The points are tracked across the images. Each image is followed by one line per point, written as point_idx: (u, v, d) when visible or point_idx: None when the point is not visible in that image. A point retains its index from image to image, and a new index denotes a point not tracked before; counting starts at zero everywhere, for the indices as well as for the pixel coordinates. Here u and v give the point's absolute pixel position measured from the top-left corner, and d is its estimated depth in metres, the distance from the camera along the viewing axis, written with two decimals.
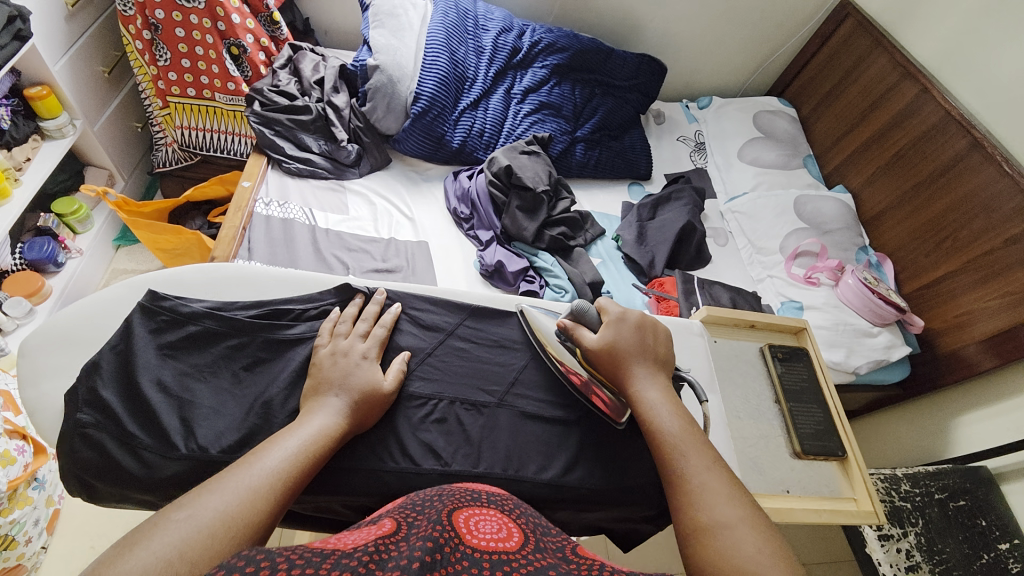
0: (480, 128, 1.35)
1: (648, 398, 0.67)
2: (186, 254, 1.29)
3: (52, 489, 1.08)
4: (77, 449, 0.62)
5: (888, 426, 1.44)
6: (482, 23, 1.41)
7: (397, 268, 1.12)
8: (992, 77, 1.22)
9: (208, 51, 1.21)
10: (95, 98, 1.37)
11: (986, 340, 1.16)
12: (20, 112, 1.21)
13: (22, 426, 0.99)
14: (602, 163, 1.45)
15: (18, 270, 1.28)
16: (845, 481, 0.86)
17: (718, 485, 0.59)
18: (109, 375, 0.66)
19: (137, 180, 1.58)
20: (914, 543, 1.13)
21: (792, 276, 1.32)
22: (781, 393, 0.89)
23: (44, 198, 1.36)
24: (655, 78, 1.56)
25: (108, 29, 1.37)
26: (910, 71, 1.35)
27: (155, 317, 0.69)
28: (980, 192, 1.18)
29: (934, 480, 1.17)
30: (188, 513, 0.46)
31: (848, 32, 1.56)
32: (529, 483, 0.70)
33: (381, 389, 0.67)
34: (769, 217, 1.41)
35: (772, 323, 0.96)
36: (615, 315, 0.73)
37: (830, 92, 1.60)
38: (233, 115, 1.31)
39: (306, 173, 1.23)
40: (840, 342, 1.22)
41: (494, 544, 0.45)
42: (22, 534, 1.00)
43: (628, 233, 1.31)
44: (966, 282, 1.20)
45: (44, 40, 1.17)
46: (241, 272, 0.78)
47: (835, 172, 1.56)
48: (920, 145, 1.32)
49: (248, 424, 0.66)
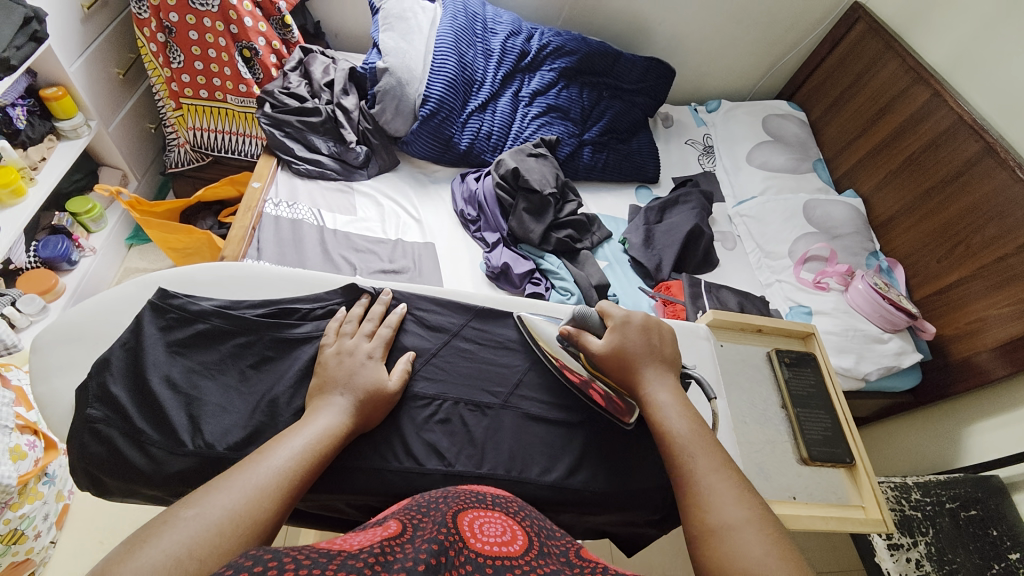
0: (487, 130, 1.36)
1: (659, 402, 0.67)
2: (196, 254, 1.30)
3: (62, 484, 1.09)
4: (86, 444, 0.63)
5: (898, 434, 1.42)
6: (491, 26, 1.41)
7: (404, 269, 1.13)
8: (1005, 81, 1.21)
9: (221, 54, 1.23)
10: (110, 99, 1.39)
11: (998, 347, 1.15)
12: (36, 112, 1.23)
13: (34, 421, 1.01)
14: (610, 166, 1.45)
15: (33, 267, 1.30)
16: (853, 489, 0.85)
17: (726, 486, 0.59)
18: (118, 371, 0.66)
19: (149, 181, 1.60)
20: (923, 552, 1.11)
21: (800, 281, 1.31)
22: (788, 398, 0.89)
23: (59, 197, 1.38)
24: (663, 81, 1.56)
25: (123, 32, 1.39)
26: (922, 75, 1.34)
27: (164, 315, 0.70)
28: (993, 197, 1.16)
29: (945, 489, 1.16)
30: (196, 511, 0.46)
31: (859, 35, 1.55)
32: (533, 484, 0.70)
33: (386, 389, 0.67)
34: (778, 221, 1.40)
35: (780, 327, 0.95)
36: (618, 319, 0.73)
37: (841, 97, 1.59)
38: (244, 116, 1.33)
39: (315, 174, 1.24)
40: (850, 348, 1.20)
41: (499, 548, 0.45)
42: (32, 528, 1.01)
43: (635, 236, 1.31)
44: (979, 288, 1.18)
45: (60, 41, 1.19)
46: (249, 271, 0.79)
47: (845, 176, 1.55)
48: (932, 150, 1.31)
49: (254, 421, 0.67)
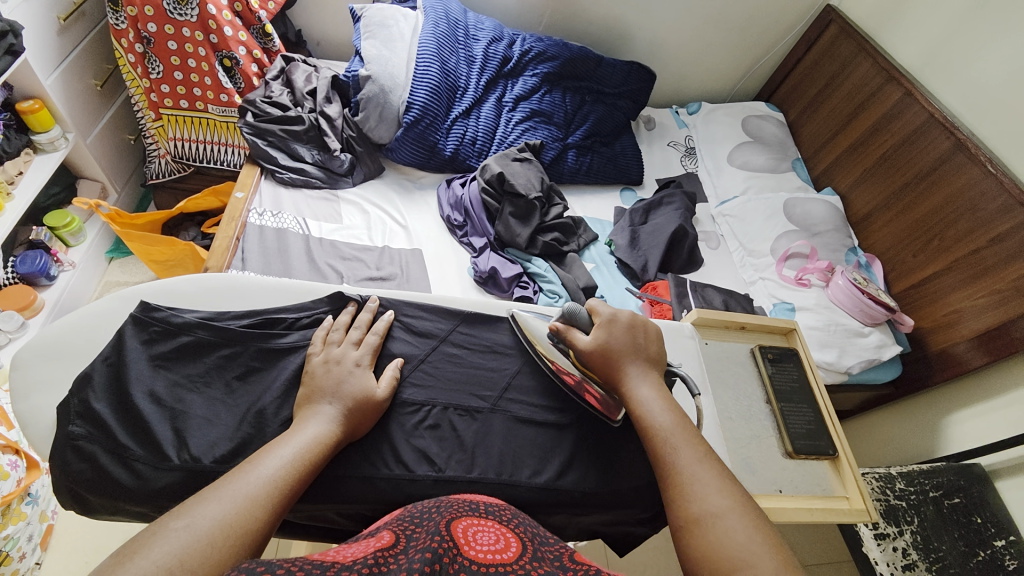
0: (472, 136, 1.36)
1: (642, 397, 0.67)
2: (178, 266, 1.29)
3: (46, 504, 1.07)
4: (69, 462, 0.62)
5: (881, 426, 1.45)
6: (473, 33, 1.42)
7: (391, 276, 1.13)
8: (975, 78, 1.24)
9: (201, 64, 1.23)
10: (88, 111, 1.37)
11: (975, 338, 1.17)
12: (12, 126, 1.21)
13: (15, 441, 0.99)
14: (594, 169, 1.47)
15: (11, 283, 1.28)
16: (837, 479, 0.87)
17: (709, 475, 0.60)
18: (101, 387, 0.66)
19: (129, 193, 1.58)
20: (910, 541, 1.12)
21: (783, 278, 1.33)
22: (773, 393, 0.90)
23: (36, 212, 1.36)
24: (645, 84, 1.58)
25: (100, 43, 1.38)
26: (894, 75, 1.38)
27: (147, 329, 0.70)
28: (965, 192, 1.19)
29: (929, 478, 1.18)
30: (186, 522, 0.46)
31: (831, 38, 1.58)
32: (523, 487, 0.70)
33: (375, 397, 0.67)
34: (759, 220, 1.42)
35: (763, 324, 0.97)
36: (606, 316, 0.74)
37: (817, 96, 1.62)
38: (226, 126, 1.32)
39: (299, 183, 1.24)
40: (833, 343, 1.22)
41: (492, 555, 0.45)
42: (15, 549, 1.00)
43: (620, 237, 1.33)
44: (954, 280, 1.21)
45: (35, 54, 1.17)
46: (234, 282, 0.78)
47: (823, 174, 1.58)
48: (905, 147, 1.34)
49: (241, 433, 0.66)
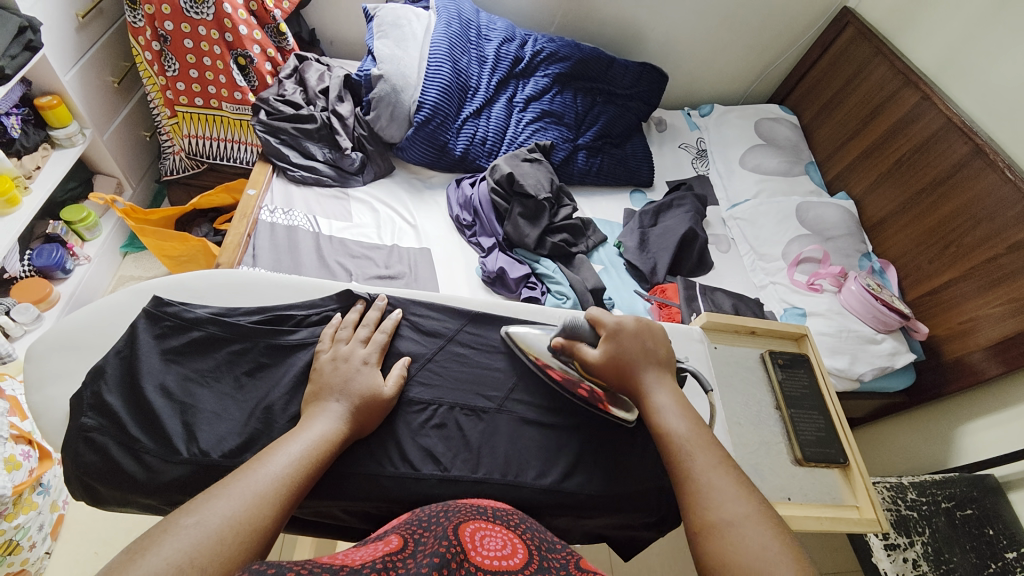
0: (482, 136, 1.36)
1: (659, 405, 0.67)
2: (190, 261, 1.30)
3: (57, 494, 1.09)
4: (81, 453, 0.63)
5: (892, 434, 1.43)
6: (484, 33, 1.42)
7: (399, 275, 1.13)
8: (994, 83, 1.22)
9: (216, 62, 1.24)
10: (105, 107, 1.39)
11: (991, 347, 1.16)
12: (30, 121, 1.24)
13: (28, 431, 1.00)
14: (605, 170, 1.46)
15: (27, 276, 1.29)
16: (847, 488, 0.86)
17: (726, 482, 0.59)
18: (113, 380, 0.66)
19: (144, 188, 1.60)
20: (920, 552, 1.12)
21: (794, 282, 1.32)
22: (782, 399, 0.89)
23: (52, 206, 1.38)
24: (656, 86, 1.57)
25: (117, 41, 1.40)
26: (911, 79, 1.36)
27: (159, 323, 0.70)
28: (985, 198, 1.17)
29: (941, 488, 1.16)
30: (197, 519, 0.46)
31: (848, 41, 1.57)
32: (528, 489, 0.70)
33: (381, 395, 0.67)
34: (771, 224, 1.41)
35: (773, 329, 0.96)
36: (610, 327, 0.72)
37: (832, 99, 1.60)
38: (239, 124, 1.33)
39: (311, 181, 1.25)
40: (844, 349, 1.21)
41: (499, 561, 0.45)
42: (27, 538, 1.01)
43: (630, 239, 1.32)
44: (970, 288, 1.19)
45: (54, 51, 1.19)
46: (244, 278, 0.79)
47: (837, 179, 1.56)
48: (923, 152, 1.32)
49: (249, 428, 0.67)
